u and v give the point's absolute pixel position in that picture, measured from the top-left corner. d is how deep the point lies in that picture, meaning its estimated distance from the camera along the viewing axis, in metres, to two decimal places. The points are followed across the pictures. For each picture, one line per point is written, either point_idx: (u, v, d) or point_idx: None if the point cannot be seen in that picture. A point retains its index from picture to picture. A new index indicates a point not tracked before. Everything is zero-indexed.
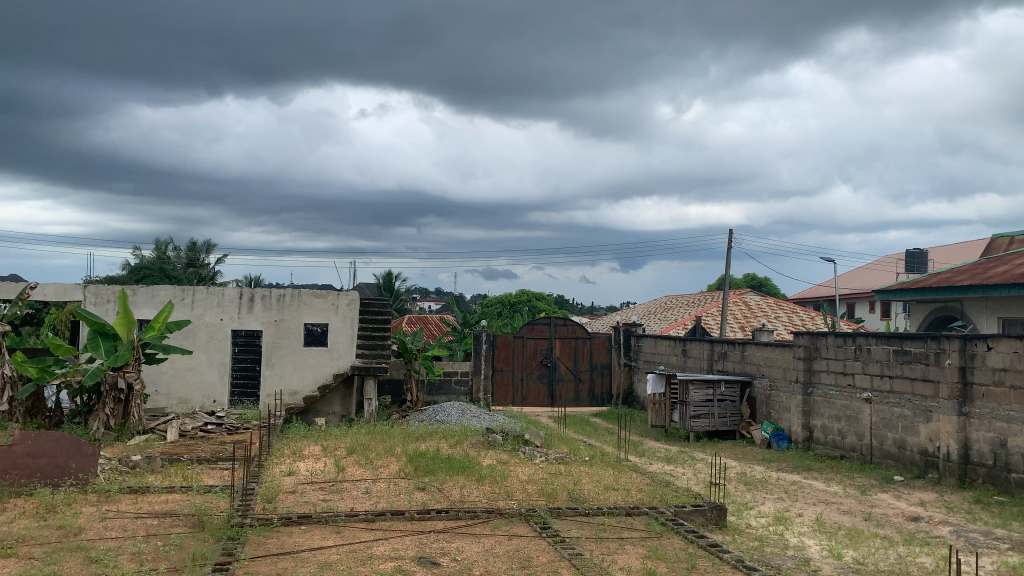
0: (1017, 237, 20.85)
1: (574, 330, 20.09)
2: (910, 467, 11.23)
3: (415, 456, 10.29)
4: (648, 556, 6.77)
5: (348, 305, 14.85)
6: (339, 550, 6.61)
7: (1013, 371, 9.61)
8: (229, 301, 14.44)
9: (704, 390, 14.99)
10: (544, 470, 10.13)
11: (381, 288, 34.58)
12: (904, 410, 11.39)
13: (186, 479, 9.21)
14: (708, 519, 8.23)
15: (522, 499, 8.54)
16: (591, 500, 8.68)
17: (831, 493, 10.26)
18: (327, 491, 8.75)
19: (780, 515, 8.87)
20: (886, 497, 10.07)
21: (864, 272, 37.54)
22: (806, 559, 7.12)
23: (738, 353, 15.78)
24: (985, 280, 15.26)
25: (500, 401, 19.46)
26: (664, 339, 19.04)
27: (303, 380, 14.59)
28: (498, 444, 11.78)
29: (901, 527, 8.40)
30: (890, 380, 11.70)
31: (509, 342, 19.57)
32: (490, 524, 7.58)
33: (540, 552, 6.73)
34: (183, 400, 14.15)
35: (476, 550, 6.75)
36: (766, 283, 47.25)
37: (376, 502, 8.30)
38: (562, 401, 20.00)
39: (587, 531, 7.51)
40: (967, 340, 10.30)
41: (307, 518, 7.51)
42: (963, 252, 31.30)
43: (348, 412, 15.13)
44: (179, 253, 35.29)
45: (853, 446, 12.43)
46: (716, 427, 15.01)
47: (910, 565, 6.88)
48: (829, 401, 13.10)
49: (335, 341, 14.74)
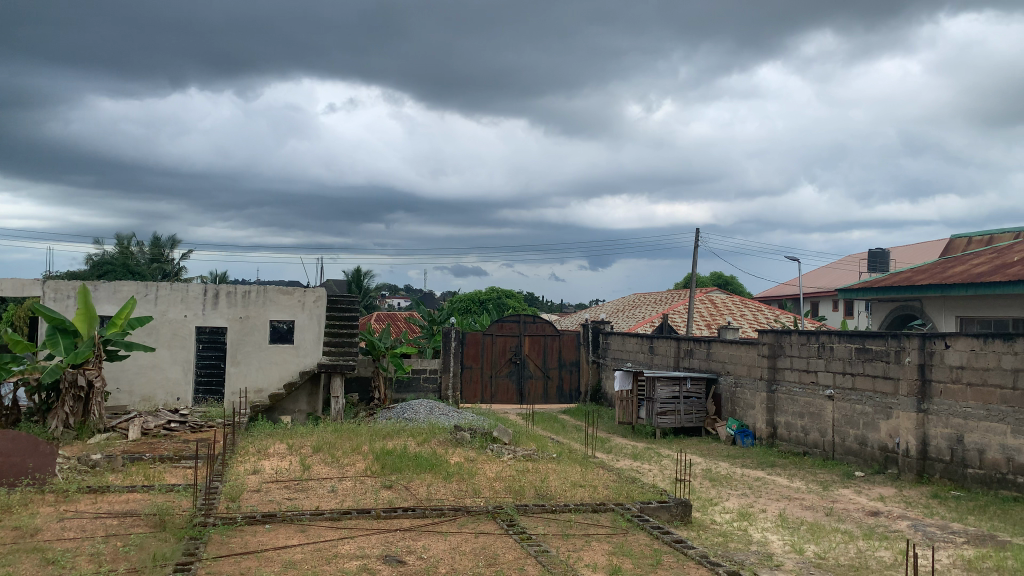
0: (974, 239, 21.38)
1: (543, 327, 20.17)
2: (871, 463, 11.43)
3: (382, 454, 10.23)
4: (614, 552, 6.81)
5: (314, 302, 14.75)
6: (304, 549, 6.55)
7: (970, 368, 9.84)
8: (194, 297, 14.23)
9: (670, 386, 15.14)
10: (511, 467, 10.18)
11: (349, 284, 34.36)
12: (865, 407, 11.59)
13: (148, 478, 9.07)
14: (673, 515, 8.32)
15: (490, 496, 8.57)
16: (558, 497, 8.72)
17: (793, 489, 10.41)
18: (292, 490, 8.67)
19: (744, 511, 8.98)
20: (847, 492, 10.24)
21: (827, 271, 38.22)
22: (769, 554, 7.21)
23: (704, 350, 15.96)
24: (943, 280, 15.59)
25: (469, 398, 19.59)
26: (632, 337, 19.16)
27: (269, 378, 14.44)
28: (466, 441, 11.76)
29: (861, 522, 8.56)
30: (852, 377, 11.90)
31: (479, 339, 19.58)
32: (457, 523, 7.57)
33: (508, 550, 6.74)
34: (146, 398, 13.92)
35: (442, 548, 6.74)
36: (731, 283, 47.93)
37: (342, 501, 8.24)
38: (531, 398, 20.09)
39: (554, 528, 7.55)
40: (926, 339, 10.52)
41: (271, 517, 7.43)
42: (923, 252, 31.98)
43: (314, 410, 15.02)
44: (142, 249, 34.70)
45: (816, 443, 12.62)
46: (682, 423, 15.15)
47: (868, 559, 7.01)
48: (793, 399, 13.27)
49: (302, 338, 14.61)
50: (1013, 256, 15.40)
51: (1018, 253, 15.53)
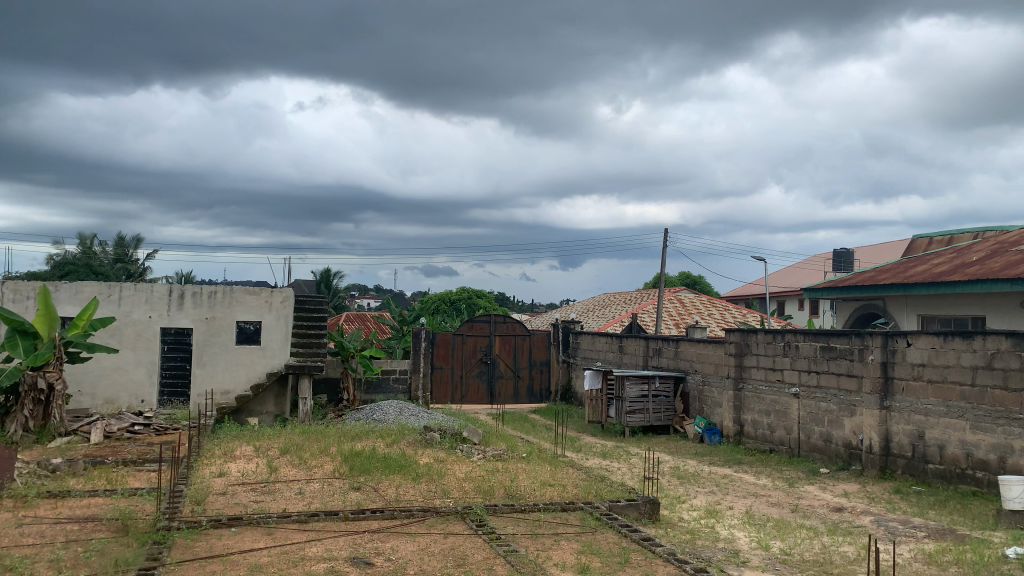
0: (935, 238, 21.81)
1: (513, 327, 20.20)
2: (836, 459, 11.60)
3: (351, 455, 10.15)
4: (583, 551, 6.83)
5: (281, 302, 14.58)
6: (270, 552, 6.48)
7: (931, 366, 10.03)
8: (159, 298, 14.01)
9: (639, 385, 15.25)
10: (481, 467, 10.16)
11: (318, 285, 34.09)
12: (829, 405, 11.76)
13: (110, 482, 8.91)
14: (641, 513, 8.36)
15: (459, 497, 8.55)
16: (528, 496, 8.73)
17: (760, 486, 10.53)
18: (259, 492, 8.58)
19: (712, 508, 9.06)
20: (812, 489, 10.39)
21: (793, 271, 38.76)
22: (735, 551, 7.29)
23: (672, 349, 16.09)
24: (906, 279, 15.86)
25: (440, 398, 19.51)
26: (602, 336, 19.24)
27: (235, 379, 14.26)
28: (436, 442, 11.71)
29: (826, 518, 8.69)
30: (816, 375, 12.06)
31: (449, 339, 19.53)
32: (425, 523, 7.55)
33: (476, 550, 6.72)
34: (109, 400, 13.68)
35: (411, 549, 6.70)
36: (700, 283, 48.40)
37: (310, 503, 8.17)
38: (501, 398, 20.10)
39: (523, 528, 7.54)
40: (888, 337, 10.70)
41: (237, 520, 7.34)
42: (886, 252, 32.58)
43: (281, 412, 14.86)
44: (105, 249, 34.09)
45: (782, 440, 12.78)
46: (651, 422, 15.26)
47: (833, 554, 7.11)
48: (759, 397, 13.43)
49: (269, 338, 14.43)
50: (973, 256, 15.73)
51: (977, 253, 15.87)
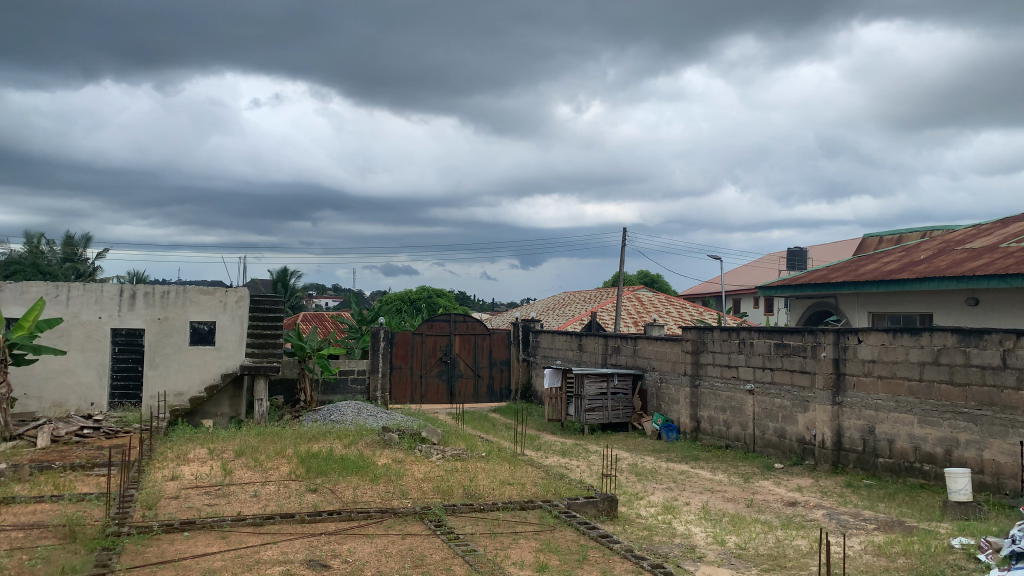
0: (885, 237, 22.34)
1: (473, 326, 20.18)
2: (790, 455, 11.81)
3: (307, 457, 10.03)
4: (541, 549, 6.85)
5: (236, 302, 14.36)
6: (224, 556, 6.37)
7: (881, 362, 10.27)
8: (109, 298, 13.68)
9: (598, 383, 15.35)
10: (440, 467, 10.12)
11: (275, 285, 33.65)
12: (783, 401, 11.97)
13: (58, 487, 8.67)
14: (599, 510, 8.42)
15: (417, 497, 8.50)
16: (487, 495, 8.72)
17: (716, 482, 10.67)
18: (213, 495, 8.43)
19: (669, 504, 9.15)
20: (766, 483, 10.57)
21: (749, 269, 39.34)
22: (692, 546, 7.37)
23: (631, 347, 16.24)
24: (857, 277, 16.20)
25: (399, 398, 19.37)
26: (561, 335, 19.31)
27: (189, 381, 13.99)
28: (394, 442, 11.62)
29: (779, 512, 8.84)
30: (771, 372, 12.26)
31: (408, 339, 19.41)
32: (383, 524, 7.50)
33: (435, 550, 6.69)
34: (57, 403, 13.31)
35: (368, 551, 6.65)
36: (658, 281, 48.86)
37: (265, 505, 8.06)
38: (461, 397, 20.05)
39: (481, 527, 7.52)
40: (840, 334, 10.93)
41: (190, 524, 7.21)
42: (839, 251, 33.26)
43: (237, 413, 14.63)
44: (53, 247, 33.19)
45: (737, 436, 12.97)
46: (610, 419, 15.36)
47: (787, 547, 7.24)
48: (715, 393, 13.61)
49: (223, 338, 14.18)
50: (921, 255, 16.12)
51: (925, 251, 16.30)
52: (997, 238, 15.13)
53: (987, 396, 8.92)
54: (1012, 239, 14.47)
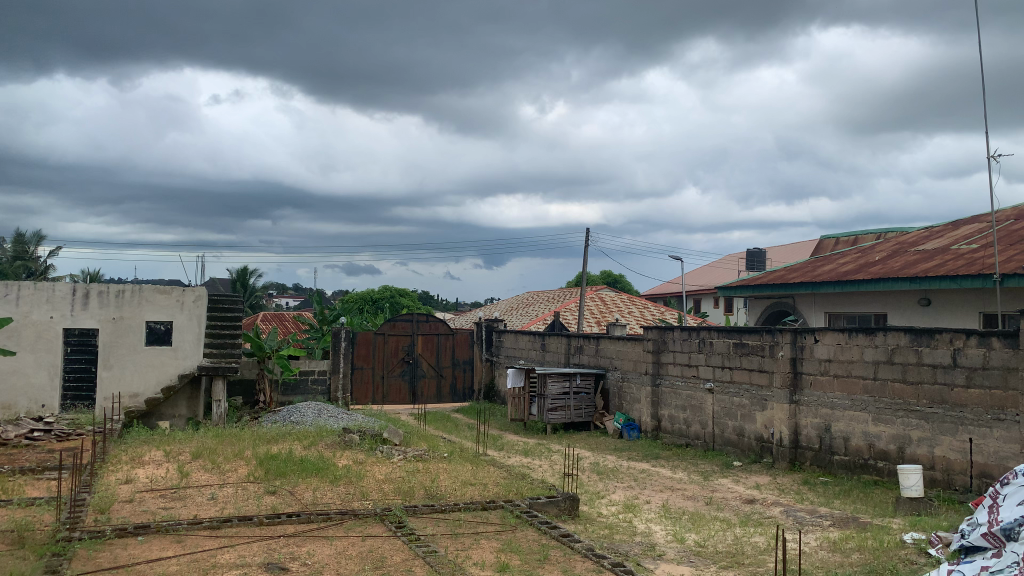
0: (841, 239, 22.79)
1: (436, 326, 20.11)
2: (748, 453, 11.98)
3: (266, 459, 9.89)
4: (503, 549, 6.84)
5: (194, 301, 14.12)
6: (179, 560, 6.25)
7: (837, 361, 10.47)
8: (61, 298, 13.34)
9: (561, 382, 15.39)
10: (402, 469, 10.06)
11: (234, 284, 33.13)
12: (742, 400, 12.13)
13: (6, 492, 8.42)
14: (561, 509, 8.44)
15: (378, 499, 8.44)
16: (448, 496, 8.69)
17: (676, 480, 10.78)
18: (168, 498, 8.28)
19: (630, 503, 9.23)
20: (725, 481, 10.72)
21: (709, 270, 39.81)
22: (652, 544, 7.44)
23: (593, 347, 16.33)
24: (814, 277, 16.48)
25: (360, 399, 19.17)
26: (524, 335, 19.34)
27: (145, 382, 13.70)
28: (355, 444, 11.51)
29: (737, 510, 8.95)
30: (730, 371, 12.42)
31: (370, 339, 19.22)
32: (343, 526, 7.43)
33: (395, 552, 6.65)
34: (6, 405, 12.97)
35: (327, 553, 6.58)
36: (620, 281, 49.21)
37: (222, 508, 7.93)
38: (423, 397, 19.96)
39: (442, 528, 7.50)
40: (797, 334, 11.11)
41: (144, 528, 7.06)
42: (797, 252, 33.83)
43: (194, 415, 14.39)
44: (3, 245, 32.25)
45: (697, 435, 13.12)
46: (572, 419, 15.42)
47: (744, 544, 7.35)
48: (676, 392, 13.74)
49: (180, 338, 13.92)
50: (876, 256, 16.45)
51: (879, 253, 16.65)
52: (948, 240, 15.51)
53: (938, 395, 9.14)
54: (963, 242, 14.85)
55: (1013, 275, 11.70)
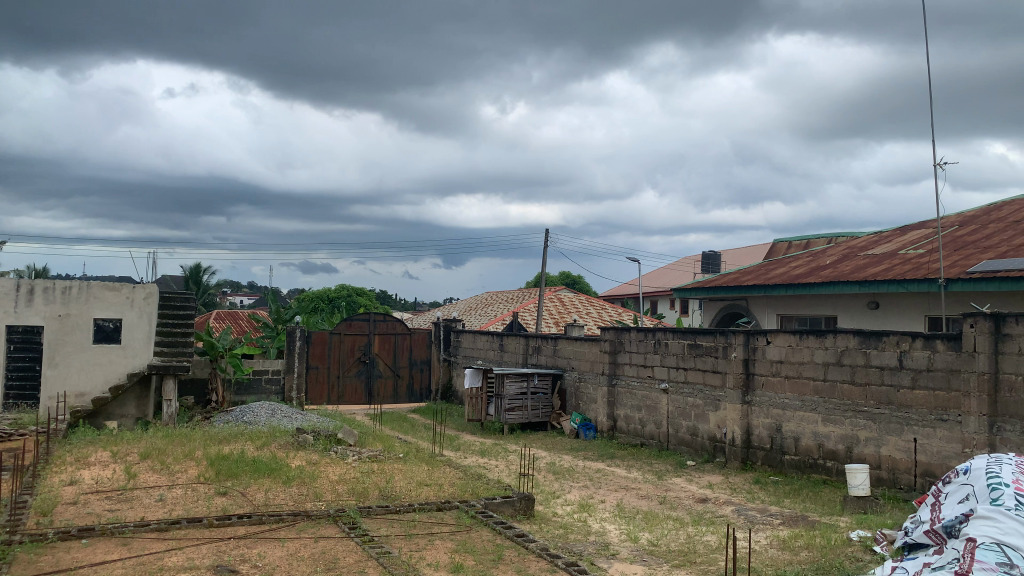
0: (794, 243, 23.24)
1: (393, 326, 20.01)
2: (701, 452, 12.14)
3: (217, 459, 9.72)
4: (457, 550, 6.82)
5: (144, 299, 13.85)
6: (125, 564, 6.10)
7: (788, 362, 10.66)
8: (4, 294, 12.92)
9: (518, 382, 15.42)
10: (356, 469, 9.98)
11: (187, 282, 32.49)
12: (696, 400, 12.28)
13: None
14: (516, 509, 8.45)
15: (332, 500, 8.35)
16: (403, 497, 8.64)
17: (631, 479, 10.88)
18: (114, 500, 8.08)
19: (584, 502, 9.29)
20: (679, 480, 10.84)
21: (665, 271, 40.27)
22: (606, 544, 7.48)
23: (551, 347, 16.40)
24: (767, 280, 16.75)
25: (315, 399, 18.89)
26: (482, 335, 19.33)
27: (92, 381, 13.34)
28: (309, 444, 11.37)
29: (691, 509, 9.07)
30: (684, 371, 12.56)
31: (325, 338, 18.95)
32: (296, 527, 7.34)
33: (348, 553, 6.59)
34: None
35: (279, 555, 6.49)
36: (578, 282, 49.52)
37: (171, 510, 7.76)
38: (379, 398, 19.85)
39: (397, 528, 7.46)
40: (750, 335, 11.29)
41: (89, 531, 6.87)
42: (751, 255, 34.40)
43: (144, 415, 14.09)
44: None
45: (652, 434, 13.25)
46: (529, 419, 15.45)
47: (696, 543, 7.44)
48: (631, 392, 13.86)
49: (130, 337, 13.61)
50: (826, 260, 16.80)
51: (830, 257, 17.01)
52: (895, 245, 15.91)
53: (885, 396, 9.37)
54: (910, 247, 15.24)
55: (957, 279, 12.05)
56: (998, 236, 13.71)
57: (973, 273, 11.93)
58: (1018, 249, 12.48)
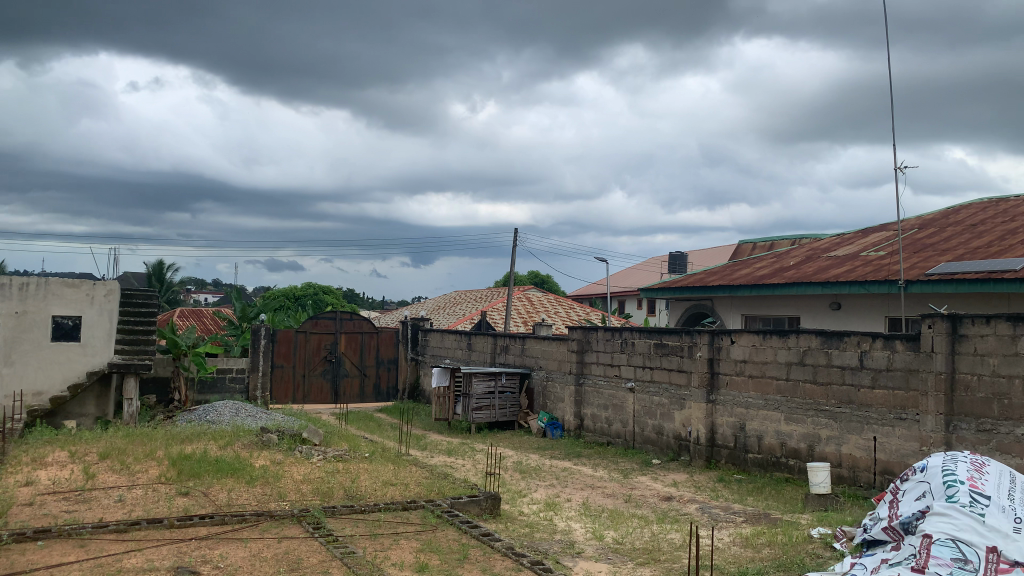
0: (759, 244, 23.56)
1: (360, 324, 19.89)
2: (666, 451, 12.24)
3: (179, 459, 9.56)
4: (422, 549, 6.80)
5: (105, 296, 13.58)
6: (82, 566, 5.98)
7: (752, 362, 10.80)
8: None
9: (486, 382, 15.40)
10: (321, 469, 9.90)
11: (150, 280, 32.00)
12: (662, 399, 12.38)
13: None
14: (482, 509, 8.44)
15: (296, 500, 8.27)
16: (368, 497, 8.59)
17: (597, 478, 10.93)
18: (72, 501, 7.91)
19: (551, 501, 9.31)
20: (644, 479, 10.92)
21: (633, 272, 40.56)
22: (571, 542, 7.52)
23: (518, 346, 16.43)
24: (732, 281, 16.95)
25: (280, 399, 18.71)
26: (450, 333, 19.30)
27: (50, 380, 13.03)
28: (273, 444, 11.25)
29: (656, 507, 9.14)
30: (650, 370, 12.66)
31: (291, 337, 18.82)
32: (259, 528, 7.25)
33: (312, 553, 6.53)
34: None
35: (241, 555, 6.41)
36: (547, 281, 49.68)
37: (130, 511, 7.64)
38: (346, 397, 19.69)
39: (362, 528, 7.41)
40: (714, 335, 11.41)
41: (45, 533, 6.72)
42: (717, 255, 34.79)
43: (104, 414, 13.84)
44: None
45: (618, 433, 13.33)
46: (497, 418, 15.45)
47: (661, 541, 7.50)
48: (598, 391, 13.93)
49: (90, 334, 13.34)
50: (790, 261, 17.05)
51: (794, 258, 17.27)
52: (857, 247, 16.19)
53: (846, 395, 9.53)
54: (871, 249, 15.53)
55: (916, 281, 12.32)
56: (955, 239, 14.03)
57: (932, 275, 12.19)
58: (975, 252, 12.79)
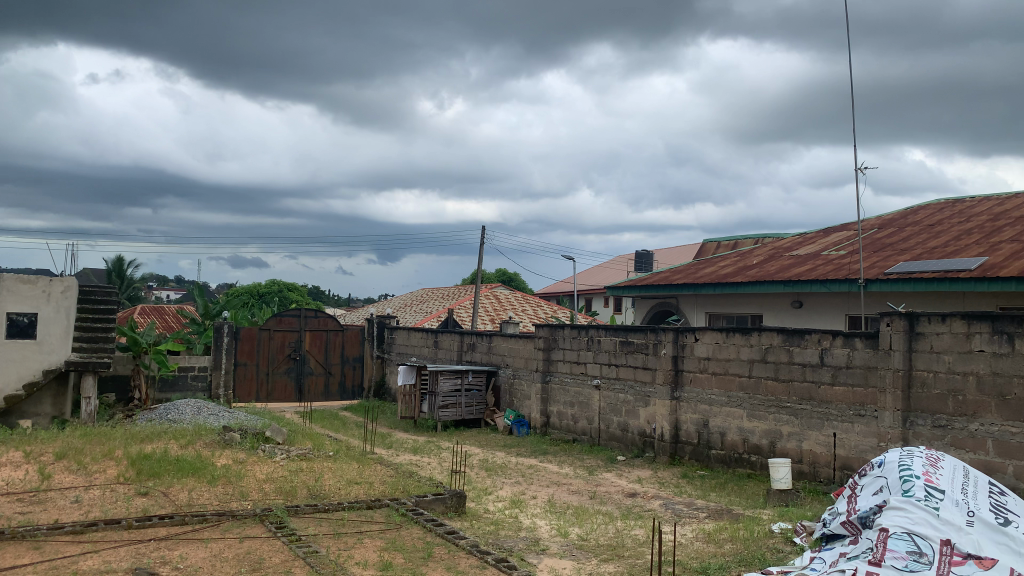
0: (723, 244, 23.84)
1: (325, 322, 19.73)
2: (631, 447, 12.33)
3: (138, 459, 9.38)
4: (386, 548, 6.77)
5: (62, 293, 13.25)
6: (36, 568, 5.85)
7: (715, 359, 10.91)
8: None
9: (452, 380, 15.38)
10: (285, 467, 9.80)
11: (109, 277, 31.40)
12: (627, 396, 12.47)
13: None
14: (447, 507, 8.43)
15: (258, 499, 8.17)
16: (332, 495, 8.52)
17: (562, 475, 10.97)
18: (26, 503, 7.72)
19: (516, 498, 9.32)
20: (609, 476, 10.99)
21: (600, 270, 40.78)
22: (536, 539, 7.53)
23: (485, 344, 16.42)
24: (697, 279, 17.11)
25: (243, 397, 18.47)
26: (416, 331, 19.24)
27: (4, 378, 12.71)
28: (235, 443, 11.10)
29: (620, 503, 9.20)
30: (616, 368, 12.73)
31: (254, 334, 18.59)
32: (220, 528, 7.15)
33: (274, 552, 6.47)
34: None
35: (201, 556, 6.32)
36: (514, 279, 49.73)
37: (88, 511, 7.49)
38: (310, 395, 19.51)
39: (325, 527, 7.35)
40: (679, 333, 11.52)
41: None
42: (683, 254, 35.11)
43: (60, 413, 13.59)
44: None
45: (584, 430, 13.39)
46: (463, 416, 15.43)
47: (624, 538, 7.54)
48: (564, 389, 13.98)
49: (46, 332, 13.00)
50: (753, 260, 17.26)
51: (757, 257, 17.50)
52: (819, 246, 16.45)
53: (807, 392, 9.68)
54: (832, 248, 15.79)
55: (875, 280, 12.55)
56: (913, 239, 14.32)
57: (891, 275, 12.43)
58: (932, 252, 13.06)
